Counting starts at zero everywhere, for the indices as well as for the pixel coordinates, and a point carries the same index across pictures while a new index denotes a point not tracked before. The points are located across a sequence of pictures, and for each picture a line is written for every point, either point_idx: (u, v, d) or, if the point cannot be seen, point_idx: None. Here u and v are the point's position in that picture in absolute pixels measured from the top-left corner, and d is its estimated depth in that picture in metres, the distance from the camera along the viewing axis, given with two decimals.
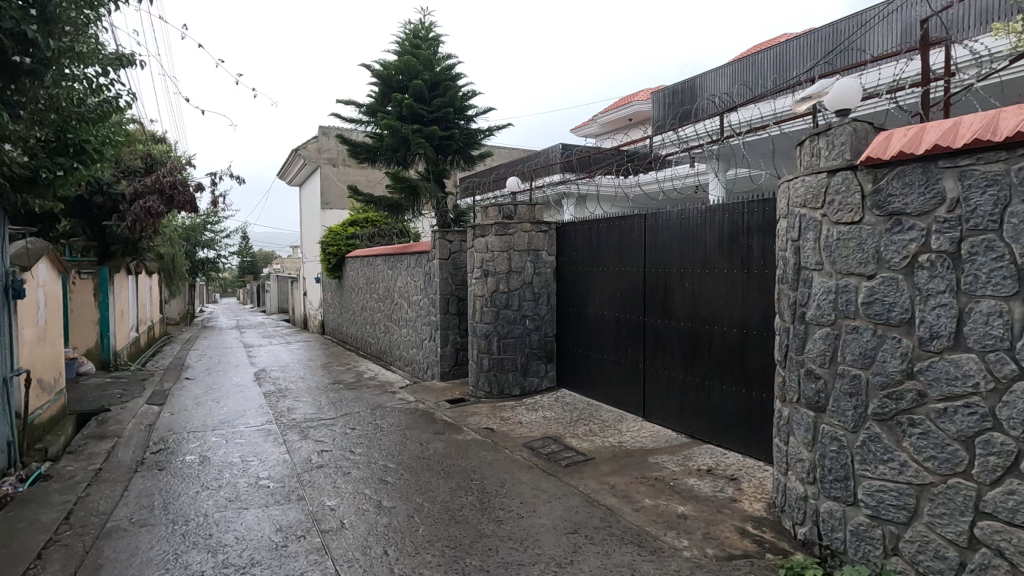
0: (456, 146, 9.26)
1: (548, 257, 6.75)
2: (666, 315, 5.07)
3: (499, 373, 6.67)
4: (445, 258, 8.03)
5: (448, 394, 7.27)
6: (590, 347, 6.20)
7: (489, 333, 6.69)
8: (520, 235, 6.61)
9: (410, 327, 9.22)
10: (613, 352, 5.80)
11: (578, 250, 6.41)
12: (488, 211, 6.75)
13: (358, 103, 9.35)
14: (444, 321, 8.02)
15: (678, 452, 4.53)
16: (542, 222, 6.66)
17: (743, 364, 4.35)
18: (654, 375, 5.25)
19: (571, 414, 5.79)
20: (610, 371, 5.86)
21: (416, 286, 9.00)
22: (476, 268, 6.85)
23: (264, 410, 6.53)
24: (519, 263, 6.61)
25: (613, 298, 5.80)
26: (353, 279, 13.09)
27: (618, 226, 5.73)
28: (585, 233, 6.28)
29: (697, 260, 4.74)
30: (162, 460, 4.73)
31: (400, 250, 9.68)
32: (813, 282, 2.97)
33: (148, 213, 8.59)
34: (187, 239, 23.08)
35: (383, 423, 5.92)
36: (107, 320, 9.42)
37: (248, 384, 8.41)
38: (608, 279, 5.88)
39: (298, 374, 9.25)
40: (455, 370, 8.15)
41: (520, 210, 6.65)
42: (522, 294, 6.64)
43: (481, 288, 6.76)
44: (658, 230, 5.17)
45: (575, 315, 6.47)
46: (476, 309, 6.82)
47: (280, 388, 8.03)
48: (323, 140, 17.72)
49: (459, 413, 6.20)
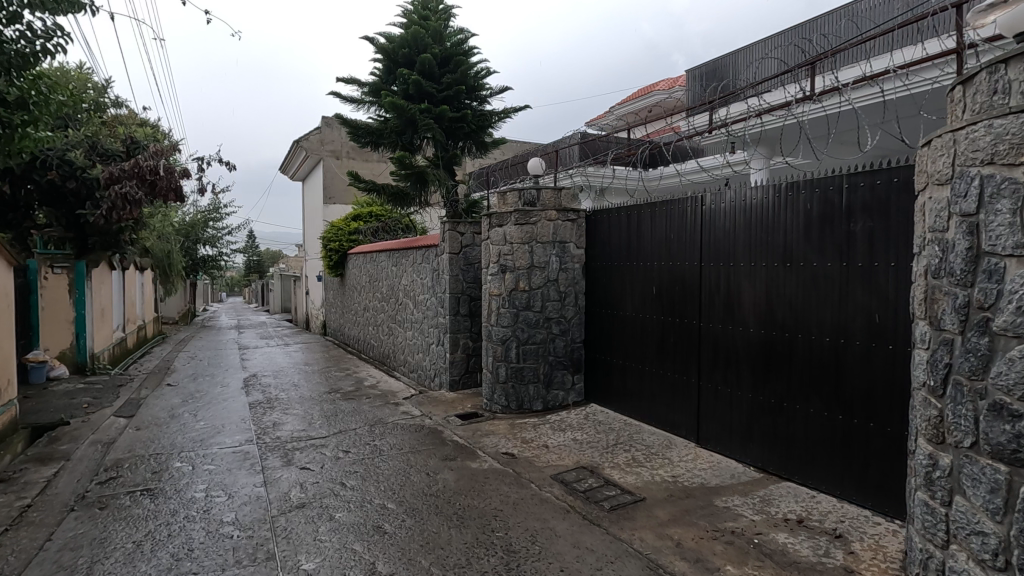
0: (469, 128, 8.36)
1: (577, 250, 5.81)
2: (729, 319, 4.13)
3: (519, 385, 5.75)
4: (455, 253, 7.12)
5: (458, 407, 6.36)
6: (627, 356, 5.25)
7: (508, 338, 5.77)
8: (544, 224, 5.69)
9: (416, 330, 8.31)
10: (657, 364, 4.86)
11: (613, 241, 5.46)
12: (506, 196, 5.84)
13: (359, 82, 8.47)
14: (454, 324, 7.10)
15: (752, 494, 3.57)
16: (570, 210, 5.73)
17: (839, 383, 3.40)
18: (711, 393, 4.31)
19: (606, 436, 4.86)
20: (653, 386, 4.92)
21: (423, 283, 8.10)
22: (492, 263, 5.93)
23: (247, 425, 5.64)
24: (543, 258, 5.69)
25: (658, 298, 4.84)
26: (355, 277, 12.24)
27: (665, 211, 4.77)
28: (621, 222, 5.34)
29: (773, 250, 3.79)
30: (109, 493, 3.82)
31: (406, 245, 8.80)
32: (1005, 275, 2.00)
33: (125, 200, 7.69)
34: (186, 235, 22.30)
35: (382, 445, 5.01)
36: (83, 320, 8.55)
37: (234, 391, 7.53)
38: (650, 276, 4.94)
39: (291, 380, 8.36)
40: (466, 379, 7.24)
41: (544, 196, 5.73)
42: (546, 293, 5.72)
43: (497, 286, 5.84)
44: (719, 214, 4.22)
45: (608, 318, 5.53)
46: (491, 310, 5.90)
47: (269, 397, 7.15)
48: (325, 132, 16.84)
49: (473, 432, 5.28)
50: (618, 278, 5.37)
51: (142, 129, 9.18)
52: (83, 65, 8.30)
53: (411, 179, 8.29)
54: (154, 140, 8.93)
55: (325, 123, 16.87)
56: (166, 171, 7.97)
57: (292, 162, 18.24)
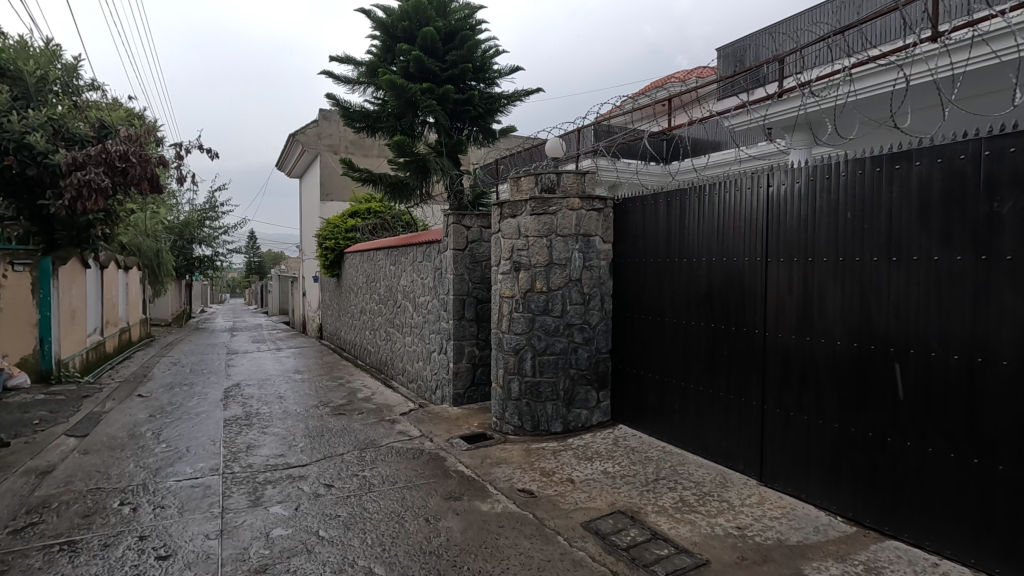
0: (476, 112, 7.54)
1: (603, 244, 4.96)
2: (806, 328, 3.29)
3: (535, 403, 4.93)
4: (459, 249, 6.28)
5: (463, 427, 5.51)
6: (665, 370, 4.42)
7: (522, 348, 4.94)
8: (565, 213, 4.86)
9: (416, 336, 7.49)
10: (706, 381, 4.02)
11: (647, 235, 4.63)
12: (520, 181, 5.03)
13: (355, 60, 7.66)
14: (458, 330, 6.27)
15: (852, 559, 2.72)
16: (595, 197, 4.90)
17: (972, 416, 2.56)
18: (779, 419, 3.47)
19: (643, 468, 4.01)
20: (699, 407, 4.08)
21: (424, 283, 7.27)
22: (503, 259, 5.10)
23: (216, 448, 4.80)
24: (563, 253, 4.86)
25: (706, 301, 4.01)
26: (351, 277, 11.41)
27: (717, 195, 3.94)
28: (658, 212, 4.50)
29: (870, 240, 2.96)
30: (19, 549, 2.98)
31: (405, 241, 7.98)
32: None
33: (89, 188, 6.86)
34: (179, 234, 21.54)
35: (372, 476, 4.18)
36: (49, 322, 7.72)
37: (212, 404, 6.70)
38: (696, 275, 4.11)
39: (279, 391, 7.54)
40: (471, 392, 6.40)
41: (566, 179, 4.90)
42: (567, 295, 4.88)
43: (509, 286, 5.02)
44: (793, 198, 3.39)
45: (640, 323, 4.70)
46: (503, 314, 5.08)
47: (249, 411, 6.31)
48: (323, 124, 15.91)
49: (481, 460, 4.44)
50: (653, 277, 4.54)
51: (115, 111, 8.33)
52: (48, 40, 7.38)
53: (413, 168, 7.49)
54: (129, 124, 8.12)
55: (322, 116, 15.94)
56: (138, 157, 7.21)
57: (290, 157, 17.41)
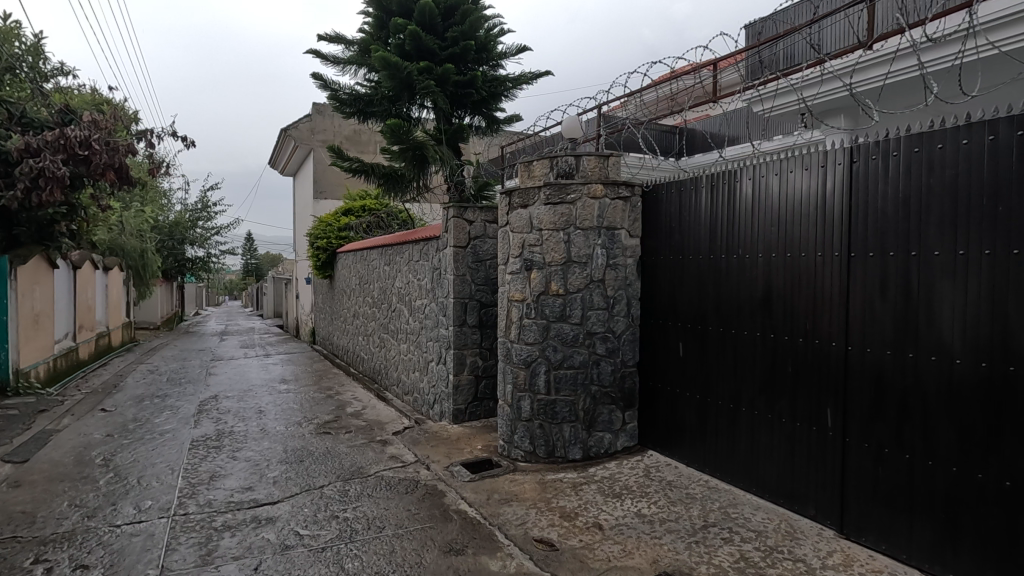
0: (479, 96, 6.85)
1: (631, 238, 4.23)
2: (906, 342, 2.57)
3: (549, 425, 4.22)
4: (460, 247, 5.55)
5: (464, 450, 4.79)
6: (708, 389, 3.69)
7: (535, 360, 4.25)
8: (585, 202, 4.14)
9: (412, 343, 6.75)
10: (764, 405, 3.29)
11: (684, 227, 3.90)
12: (533, 165, 4.32)
13: (347, 39, 6.97)
14: (459, 338, 5.54)
15: None
16: (621, 184, 4.17)
17: None
18: (869, 458, 2.74)
19: (687, 512, 3.27)
20: (755, 437, 3.35)
21: (420, 284, 6.55)
22: (513, 257, 4.38)
23: (174, 479, 4.08)
24: (584, 249, 4.14)
25: (764, 307, 3.28)
26: (344, 278, 10.68)
27: (777, 177, 3.23)
28: (699, 200, 3.78)
29: (1007, 229, 2.24)
30: None
31: (401, 238, 7.27)
32: None
33: (45, 176, 6.15)
34: (169, 235, 20.82)
35: (355, 517, 3.45)
36: (6, 326, 6.85)
37: (182, 420, 5.97)
38: (749, 275, 3.39)
39: (260, 404, 6.80)
40: (474, 408, 5.67)
41: (587, 163, 4.19)
42: (588, 298, 4.15)
43: (519, 287, 4.32)
44: (887, 177, 2.67)
45: (676, 332, 3.97)
46: (512, 321, 4.38)
47: (222, 429, 5.59)
48: (317, 119, 15.21)
49: (488, 496, 3.72)
50: (693, 277, 3.82)
51: (81, 96, 7.62)
52: (5, 16, 6.72)
53: (409, 158, 6.80)
54: (97, 110, 7.43)
55: (316, 111, 15.28)
56: (103, 144, 6.55)
57: (282, 154, 16.68)
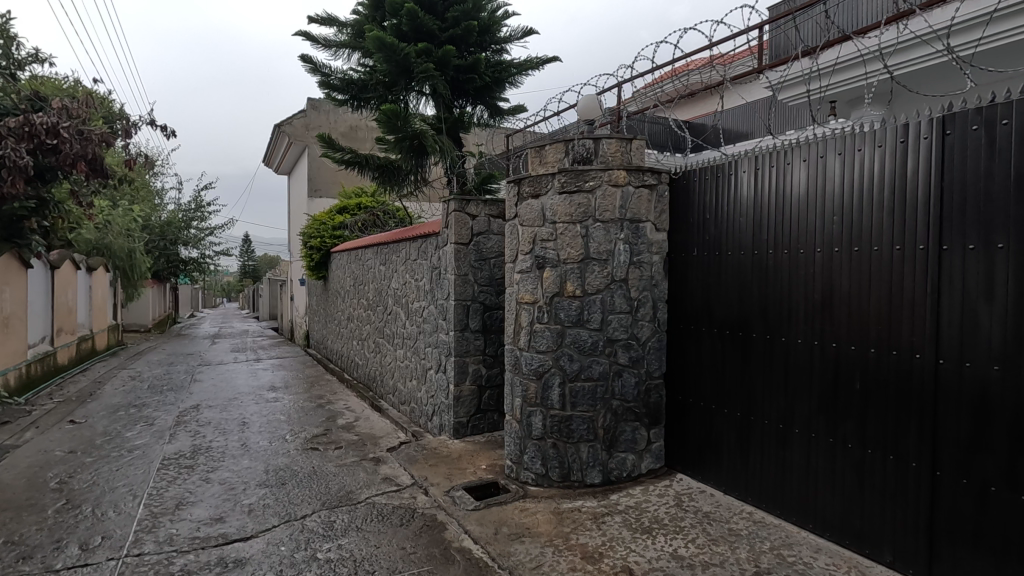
0: (482, 82, 6.36)
1: (657, 231, 3.72)
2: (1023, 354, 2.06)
3: (564, 445, 3.72)
4: (462, 243, 5.03)
5: (466, 470, 4.28)
6: (751, 405, 3.19)
7: (547, 371, 3.74)
8: (606, 190, 3.63)
9: (409, 349, 6.24)
10: (823, 427, 2.79)
11: (722, 218, 3.40)
12: (546, 150, 3.83)
13: (339, 20, 6.48)
14: (460, 344, 5.03)
15: None
16: (646, 170, 3.67)
17: None
18: (968, 497, 2.23)
19: (734, 554, 2.75)
20: (811, 465, 2.84)
21: (418, 284, 6.05)
22: (523, 254, 3.88)
23: (134, 507, 3.57)
24: (604, 244, 3.63)
25: (824, 312, 2.78)
26: (338, 279, 10.15)
27: (839, 157, 2.73)
28: (739, 187, 3.28)
29: None
30: None
31: (397, 235, 6.76)
32: None
33: (8, 166, 5.65)
34: (161, 235, 20.28)
35: (337, 558, 2.93)
36: None
37: (157, 434, 5.45)
38: (803, 273, 2.89)
39: (244, 415, 6.28)
40: (476, 421, 5.16)
41: (608, 147, 3.70)
42: (609, 300, 3.64)
43: (530, 288, 3.82)
44: (992, 150, 2.17)
45: (712, 339, 3.46)
46: (521, 326, 3.88)
47: (199, 444, 5.07)
48: (312, 115, 14.68)
49: (495, 530, 3.21)
50: (731, 276, 3.32)
51: (52, 82, 7.12)
52: None
53: (406, 149, 6.30)
54: (70, 97, 6.93)
55: (310, 106, 14.71)
56: (73, 133, 6.07)
57: (276, 152, 16.12)
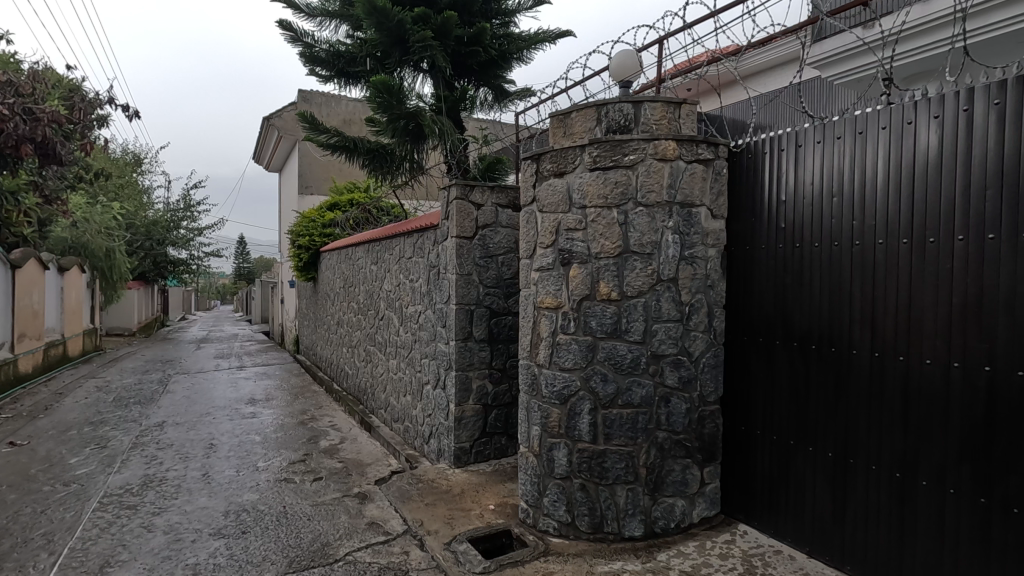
0: (486, 55, 5.62)
1: (713, 218, 2.96)
2: None
3: (597, 488, 2.95)
4: (465, 237, 4.26)
5: (470, 511, 3.52)
6: (847, 444, 2.43)
7: (575, 395, 2.98)
8: (650, 165, 2.86)
9: (403, 360, 5.46)
10: (969, 480, 2.02)
11: (803, 200, 2.64)
12: (573, 118, 3.07)
13: None
14: (463, 355, 4.27)
15: None
16: (700, 139, 2.90)
17: None
18: None
19: None
20: (946, 531, 2.09)
21: (413, 285, 5.28)
22: (543, 248, 3.12)
23: (47, 569, 2.79)
24: (648, 233, 2.86)
25: (970, 324, 2.01)
26: (328, 281, 9.37)
27: (995, 108, 1.96)
28: (830, 158, 2.51)
29: None
30: None
31: (390, 230, 5.98)
32: None
33: None
34: (147, 236, 19.47)
35: None
36: None
37: (107, 459, 4.67)
38: (933, 268, 2.12)
39: (213, 434, 5.49)
40: (481, 446, 4.39)
41: (651, 112, 2.93)
42: (655, 304, 2.87)
43: (553, 290, 3.07)
44: None
45: (790, 356, 2.69)
46: (540, 336, 3.13)
47: (152, 474, 4.29)
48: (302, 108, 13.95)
49: None
50: (817, 273, 2.56)
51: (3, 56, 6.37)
52: None
53: (400, 131, 5.55)
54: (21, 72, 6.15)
55: (301, 99, 14.00)
56: (19, 110, 5.46)
57: (265, 146, 15.34)
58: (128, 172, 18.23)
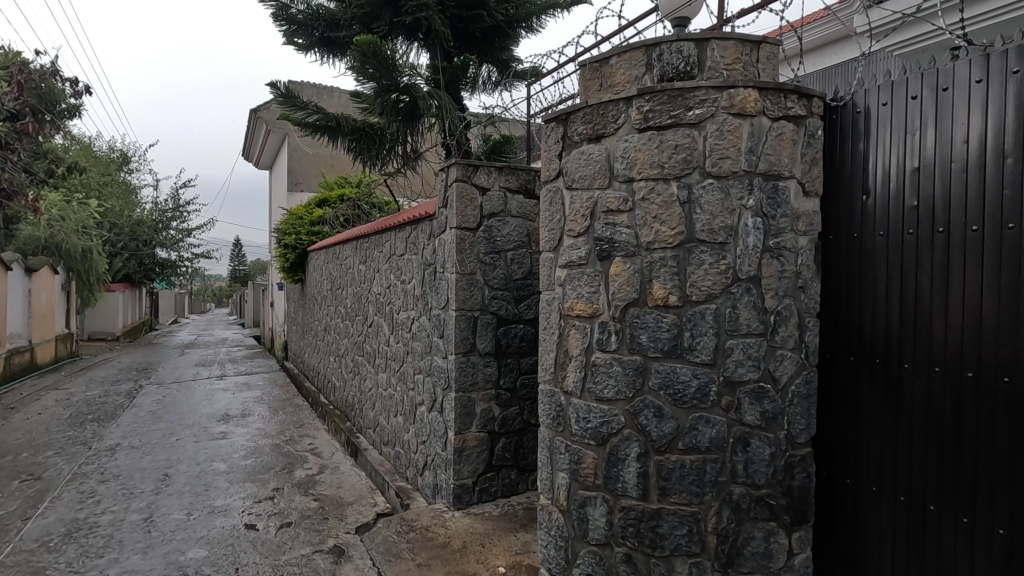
0: (490, 21, 4.92)
1: (806, 196, 2.18)
2: None
3: (648, 561, 2.17)
4: (468, 229, 3.48)
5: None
6: None
7: (618, 434, 2.21)
8: (723, 121, 2.08)
9: (394, 375, 4.68)
10: None
11: (948, 166, 1.85)
12: (614, 67, 2.31)
13: None
14: (464, 373, 3.49)
15: None
16: (791, 86, 2.11)
17: None
18: None
19: None
20: None
21: (405, 287, 4.50)
22: (575, 238, 2.35)
23: None
24: (719, 214, 2.08)
25: None
26: (315, 282, 8.60)
27: None
28: (1002, 101, 1.71)
29: None
30: None
31: (379, 224, 5.22)
32: None
33: None
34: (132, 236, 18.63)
35: None
36: None
37: (34, 497, 3.87)
38: None
39: (172, 462, 4.70)
40: (485, 482, 3.60)
41: (721, 53, 2.16)
42: (730, 312, 2.10)
43: (586, 293, 2.31)
44: None
45: (927, 385, 1.91)
46: (569, 354, 2.37)
47: (82, 518, 3.49)
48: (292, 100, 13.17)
49: None
50: (975, 272, 1.77)
51: None
52: None
53: (391, 109, 4.79)
54: None
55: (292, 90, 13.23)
56: None
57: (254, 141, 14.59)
58: (111, 169, 17.45)
